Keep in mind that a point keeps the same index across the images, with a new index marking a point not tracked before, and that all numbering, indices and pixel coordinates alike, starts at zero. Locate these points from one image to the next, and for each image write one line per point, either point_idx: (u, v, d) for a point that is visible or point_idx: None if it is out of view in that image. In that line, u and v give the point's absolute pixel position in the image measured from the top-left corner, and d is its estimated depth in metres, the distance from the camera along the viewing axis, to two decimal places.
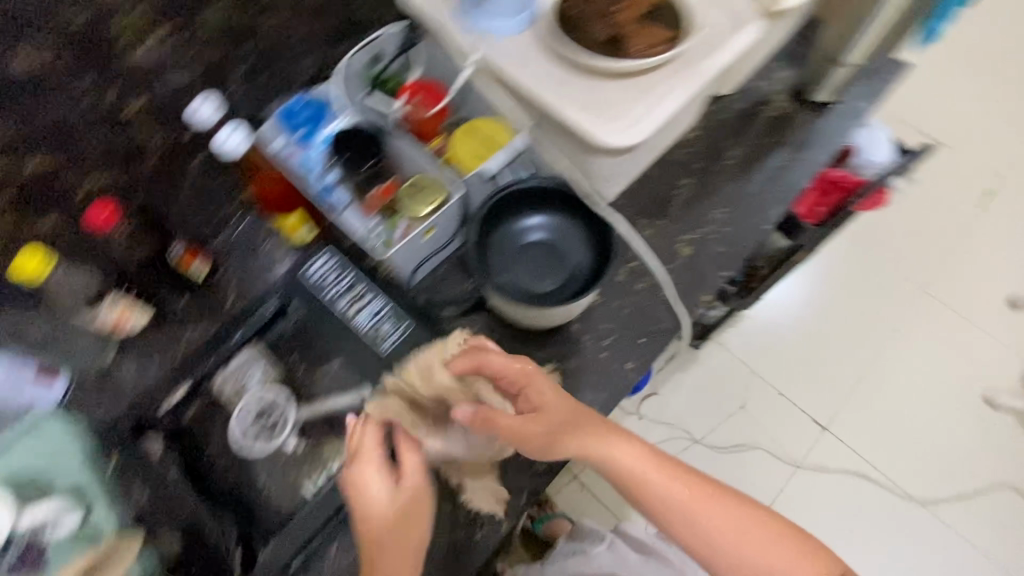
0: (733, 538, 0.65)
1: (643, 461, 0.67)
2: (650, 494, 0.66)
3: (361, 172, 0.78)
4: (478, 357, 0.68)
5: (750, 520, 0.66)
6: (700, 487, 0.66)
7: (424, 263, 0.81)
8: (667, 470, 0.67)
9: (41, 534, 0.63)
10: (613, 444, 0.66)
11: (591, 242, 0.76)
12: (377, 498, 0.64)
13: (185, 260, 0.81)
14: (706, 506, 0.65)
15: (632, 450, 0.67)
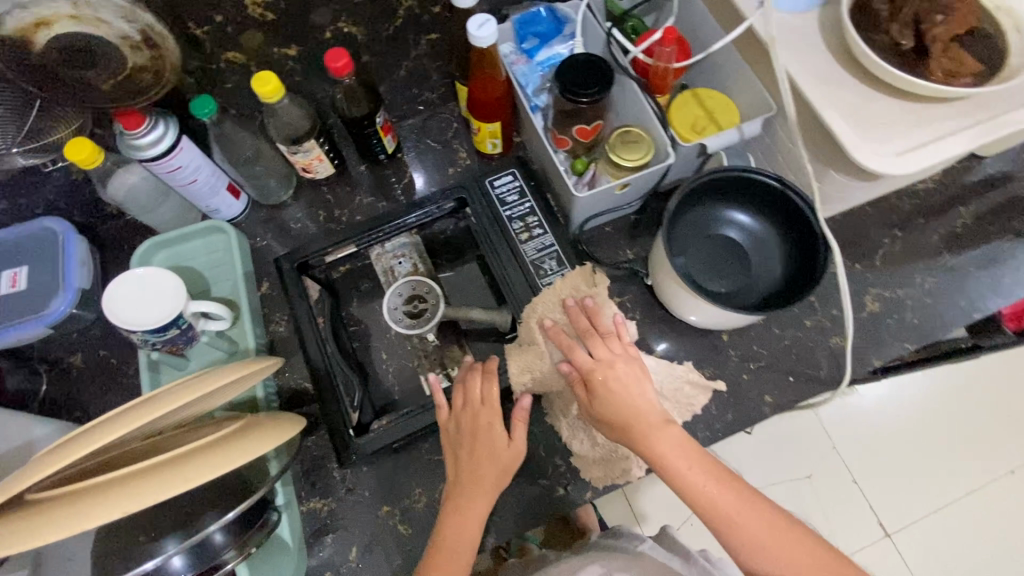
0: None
1: (717, 488, 0.57)
2: (723, 525, 0.56)
3: (578, 102, 0.73)
4: (588, 337, 0.66)
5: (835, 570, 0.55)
6: (779, 523, 0.56)
7: (599, 215, 0.78)
8: (742, 501, 0.57)
9: (198, 322, 0.71)
10: (696, 470, 0.58)
11: (789, 259, 0.69)
12: (460, 446, 0.65)
13: (381, 135, 0.80)
14: (785, 552, 0.55)
15: (710, 477, 0.58)
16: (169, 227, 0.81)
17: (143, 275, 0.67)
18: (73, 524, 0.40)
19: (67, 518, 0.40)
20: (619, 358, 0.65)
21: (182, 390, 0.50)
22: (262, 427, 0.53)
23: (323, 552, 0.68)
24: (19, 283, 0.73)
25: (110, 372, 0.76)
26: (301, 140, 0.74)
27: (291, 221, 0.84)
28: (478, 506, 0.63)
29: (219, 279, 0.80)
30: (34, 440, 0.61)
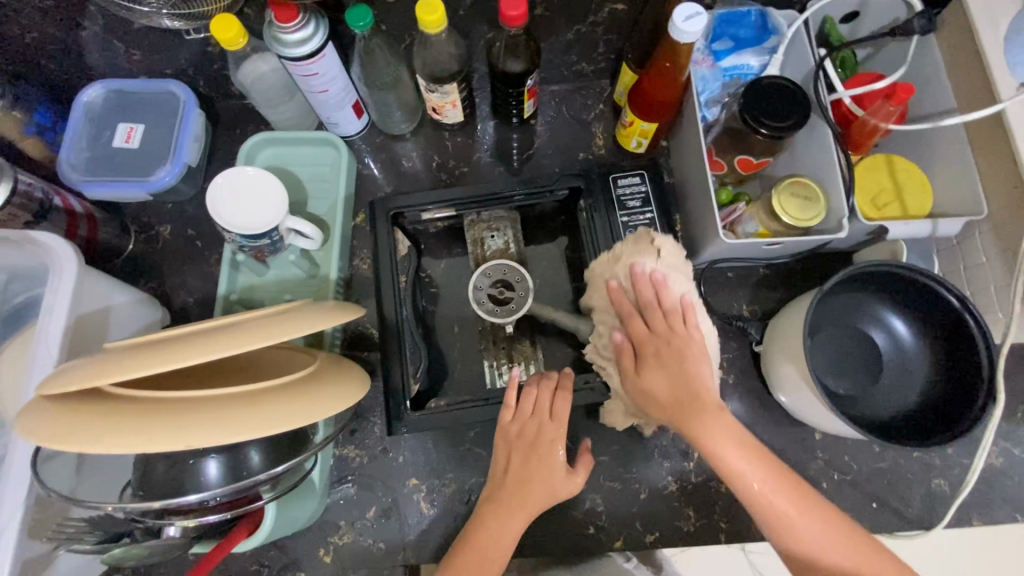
0: (788, 515, 0.50)
1: (708, 414, 0.52)
2: (701, 419, 0.52)
3: (758, 133, 0.63)
4: (638, 316, 0.58)
5: (827, 516, 0.51)
6: (757, 451, 0.52)
7: (729, 260, 0.69)
8: (735, 432, 0.52)
9: (288, 237, 0.68)
10: (690, 399, 0.53)
11: (933, 386, 0.59)
12: (513, 450, 0.59)
13: (523, 99, 0.73)
14: (780, 495, 0.51)
15: (708, 415, 0.52)
16: (284, 126, 0.78)
17: (251, 176, 0.64)
18: (140, 443, 0.40)
19: (134, 434, 0.40)
20: (682, 339, 0.56)
21: (259, 326, 0.47)
22: (329, 378, 0.51)
23: (341, 501, 0.67)
24: (132, 140, 0.72)
25: (192, 253, 0.76)
26: (442, 81, 0.68)
27: (402, 157, 0.80)
28: (520, 518, 0.56)
29: (318, 194, 0.77)
30: (112, 307, 0.61)
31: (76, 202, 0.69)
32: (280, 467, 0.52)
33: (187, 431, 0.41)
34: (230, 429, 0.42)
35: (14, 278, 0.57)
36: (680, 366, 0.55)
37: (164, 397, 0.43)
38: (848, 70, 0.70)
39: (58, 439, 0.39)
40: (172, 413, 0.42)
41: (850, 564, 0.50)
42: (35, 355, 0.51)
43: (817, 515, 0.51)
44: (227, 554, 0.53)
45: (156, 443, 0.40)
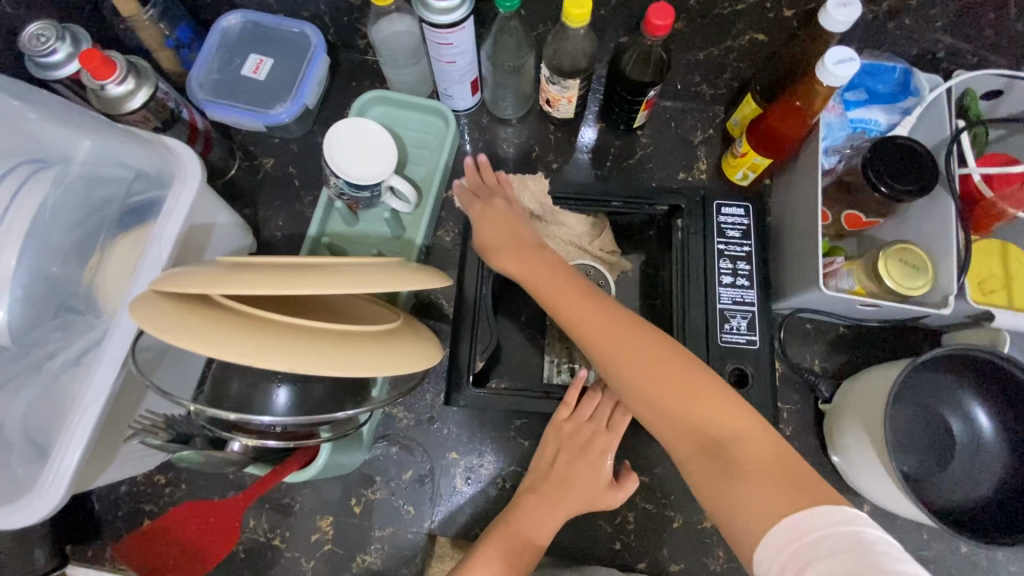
0: (658, 386, 0.51)
1: (570, 296, 0.57)
2: (587, 324, 0.55)
3: (878, 190, 0.62)
4: (490, 198, 0.69)
5: (697, 388, 0.51)
6: (624, 323, 0.54)
7: (812, 312, 0.68)
8: (595, 309, 0.55)
9: (384, 194, 0.70)
10: (554, 282, 0.58)
11: (1008, 487, 0.57)
12: (563, 449, 0.60)
13: (639, 109, 0.73)
14: (654, 373, 0.52)
15: (567, 296, 0.57)
16: (400, 87, 0.80)
17: (372, 132, 0.66)
18: (250, 356, 0.41)
19: (244, 347, 0.41)
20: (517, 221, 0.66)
21: (358, 273, 0.48)
22: (412, 338, 0.52)
23: (381, 457, 0.68)
24: (260, 72, 0.75)
25: (288, 190, 0.79)
26: (566, 75, 0.69)
27: (503, 140, 0.81)
28: (558, 515, 0.57)
29: (417, 160, 0.78)
30: (215, 224, 0.63)
31: (199, 118, 0.72)
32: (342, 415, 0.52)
33: (294, 355, 0.42)
34: (316, 356, 0.42)
35: (138, 177, 0.59)
36: (545, 258, 0.61)
37: (270, 316, 0.44)
38: (979, 149, 0.67)
39: (176, 335, 0.41)
40: (279, 334, 0.43)
41: (727, 438, 0.49)
42: (149, 252, 0.54)
43: (692, 392, 0.51)
44: (277, 482, 0.54)
45: (264, 359, 0.41)
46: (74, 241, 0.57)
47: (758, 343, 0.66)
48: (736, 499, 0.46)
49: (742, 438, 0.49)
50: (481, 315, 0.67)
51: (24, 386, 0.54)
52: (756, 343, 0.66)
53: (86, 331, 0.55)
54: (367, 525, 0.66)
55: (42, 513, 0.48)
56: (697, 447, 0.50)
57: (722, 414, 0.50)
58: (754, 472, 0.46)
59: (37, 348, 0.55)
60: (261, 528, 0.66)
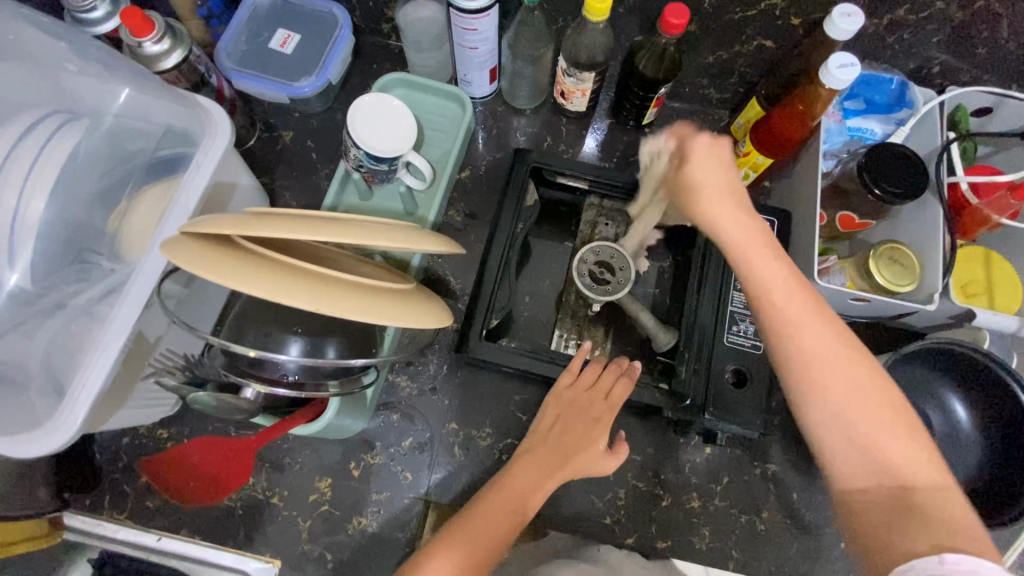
0: (850, 401, 0.46)
1: (786, 285, 0.47)
2: (800, 325, 0.47)
3: (871, 192, 0.65)
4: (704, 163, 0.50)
5: (903, 420, 0.46)
6: (832, 324, 0.47)
7: (813, 307, 0.70)
8: (809, 308, 0.47)
9: (400, 170, 0.72)
10: (762, 258, 0.47)
11: (982, 476, 0.60)
12: (564, 410, 0.63)
13: (649, 105, 0.76)
14: (867, 397, 0.46)
15: (788, 284, 0.47)
16: (420, 72, 0.83)
17: (393, 106, 0.68)
18: (275, 292, 0.43)
19: (270, 283, 0.44)
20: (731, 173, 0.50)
21: (374, 231, 0.51)
22: (421, 299, 0.54)
23: (382, 424, 0.70)
24: (286, 47, 0.77)
25: (305, 163, 0.81)
26: (582, 68, 0.72)
27: (516, 129, 0.84)
28: (556, 475, 0.59)
29: (433, 142, 0.81)
30: (237, 185, 0.65)
31: (226, 86, 0.74)
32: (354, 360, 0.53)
33: (317, 294, 0.44)
34: (313, 297, 0.44)
35: (167, 134, 0.61)
36: (756, 220, 0.49)
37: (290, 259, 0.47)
38: (967, 162, 0.71)
39: (205, 269, 0.43)
40: (300, 276, 0.46)
41: (919, 482, 0.44)
42: (177, 202, 0.56)
43: (890, 422, 0.46)
44: (285, 431, 0.58)
45: (289, 296, 0.43)
46: (100, 190, 0.59)
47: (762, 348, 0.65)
48: (905, 537, 0.42)
49: (939, 484, 0.44)
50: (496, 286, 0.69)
51: (42, 326, 0.55)
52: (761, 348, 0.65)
53: (105, 276, 0.57)
54: (364, 488, 0.68)
55: (53, 446, 0.50)
56: (878, 482, 0.45)
57: (925, 464, 0.45)
58: (952, 537, 0.41)
59: (54, 291, 0.57)
60: (260, 486, 0.67)
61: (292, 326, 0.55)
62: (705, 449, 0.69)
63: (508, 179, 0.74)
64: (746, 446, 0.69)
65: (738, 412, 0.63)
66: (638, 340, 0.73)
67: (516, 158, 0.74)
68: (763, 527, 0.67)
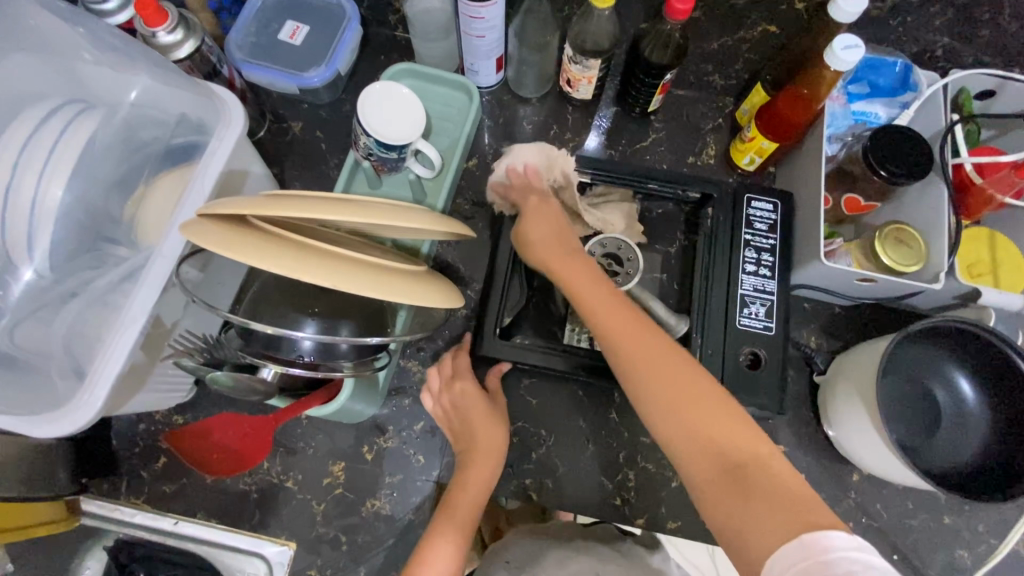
0: (682, 406, 0.51)
1: (616, 310, 0.59)
2: (632, 338, 0.56)
3: (876, 174, 0.66)
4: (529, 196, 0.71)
5: (731, 422, 0.50)
6: (656, 341, 0.56)
7: (817, 290, 0.71)
8: (636, 329, 0.57)
9: (409, 159, 0.73)
10: (612, 308, 0.59)
11: (989, 452, 0.61)
12: (451, 413, 0.66)
13: (655, 92, 0.77)
14: (688, 393, 0.52)
15: (613, 308, 0.59)
16: (427, 62, 0.83)
17: (403, 95, 0.69)
18: (298, 270, 0.47)
19: (293, 262, 0.47)
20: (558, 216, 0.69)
21: (383, 211, 0.53)
22: (432, 279, 0.56)
23: (394, 408, 0.70)
24: (296, 38, 0.78)
25: (314, 153, 0.81)
26: (588, 55, 0.73)
27: (522, 118, 0.85)
28: (493, 463, 0.63)
29: (441, 131, 0.82)
30: (250, 173, 0.66)
31: (237, 78, 0.75)
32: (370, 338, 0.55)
33: (331, 269, 0.48)
34: (324, 272, 0.47)
35: (180, 123, 0.62)
36: (590, 271, 0.63)
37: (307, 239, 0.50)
38: (971, 143, 0.71)
39: (231, 250, 0.46)
40: (318, 254, 0.49)
41: (756, 466, 0.47)
42: (191, 188, 0.57)
43: (725, 423, 0.50)
44: (304, 412, 0.60)
45: (311, 274, 0.47)
46: (117, 177, 0.60)
47: (774, 330, 0.66)
48: (754, 531, 0.44)
49: (775, 471, 0.47)
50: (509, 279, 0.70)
51: (59, 311, 0.56)
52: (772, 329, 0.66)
53: (121, 261, 0.57)
54: (377, 472, 0.68)
55: (73, 427, 0.50)
56: (728, 478, 0.47)
57: (759, 448, 0.49)
58: (783, 505, 0.44)
59: (72, 277, 0.57)
60: (274, 470, 0.68)
61: (310, 309, 0.57)
62: None
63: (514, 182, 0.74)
64: None
65: (753, 390, 0.64)
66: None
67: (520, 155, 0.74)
68: None
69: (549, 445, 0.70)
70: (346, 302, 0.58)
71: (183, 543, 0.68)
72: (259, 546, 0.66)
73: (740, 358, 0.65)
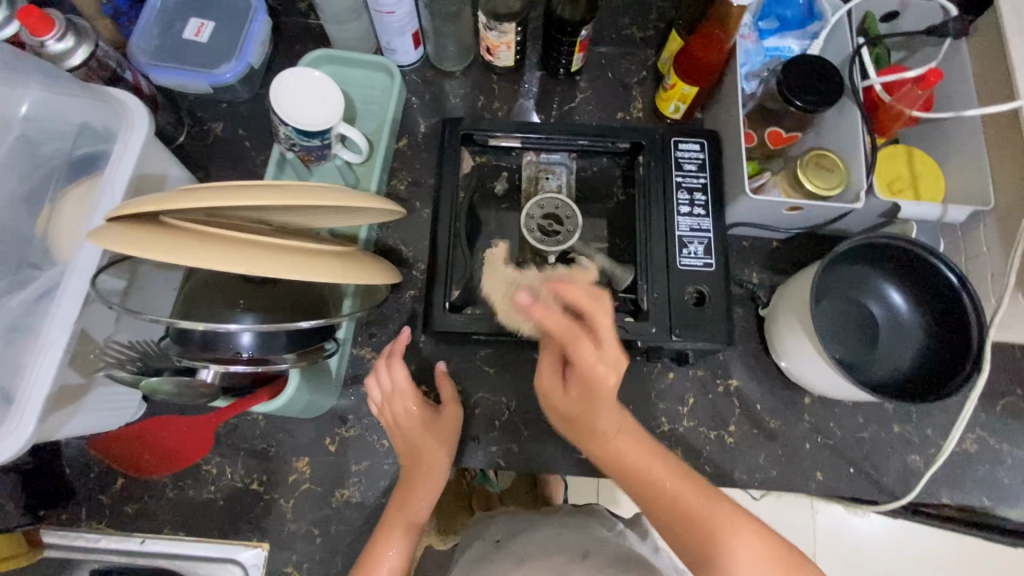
0: (681, 535, 0.53)
1: (644, 463, 0.56)
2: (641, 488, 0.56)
3: (791, 105, 0.67)
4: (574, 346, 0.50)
5: (720, 535, 0.51)
6: (661, 473, 0.56)
7: (751, 226, 0.72)
8: (661, 473, 0.56)
9: (335, 145, 0.72)
10: (633, 452, 0.56)
11: (924, 357, 0.64)
12: (394, 427, 0.66)
13: (574, 50, 0.77)
14: (689, 506, 0.54)
15: (637, 451, 0.57)
16: (345, 45, 0.82)
17: (316, 79, 0.68)
18: (205, 261, 0.46)
19: (200, 254, 0.46)
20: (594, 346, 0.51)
21: (299, 195, 0.52)
22: (360, 261, 0.56)
23: (352, 398, 0.70)
24: (201, 35, 0.76)
25: (239, 152, 0.79)
26: (502, 19, 0.73)
27: (449, 93, 0.84)
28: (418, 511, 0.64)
29: (367, 115, 0.81)
30: (167, 177, 0.65)
31: (144, 82, 0.73)
32: (308, 323, 0.55)
33: (249, 256, 0.48)
34: (239, 260, 0.47)
35: (83, 132, 0.60)
36: (633, 434, 0.58)
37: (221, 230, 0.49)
38: (882, 66, 0.73)
39: (136, 247, 0.45)
40: (231, 244, 0.48)
41: None
42: (101, 193, 0.55)
43: (713, 531, 0.52)
44: (249, 410, 0.58)
45: (222, 263, 0.46)
46: (22, 193, 0.57)
47: (715, 266, 0.67)
48: None
49: None
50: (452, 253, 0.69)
51: None
52: (712, 267, 0.67)
53: (37, 280, 0.56)
54: (343, 461, 0.68)
55: (6, 455, 0.49)
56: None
57: (749, 544, 0.51)
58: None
59: None
60: (237, 475, 0.68)
61: (242, 304, 0.56)
62: (668, 375, 0.72)
63: (441, 150, 0.72)
64: (706, 367, 0.72)
65: (702, 328, 0.65)
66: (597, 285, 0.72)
67: (447, 124, 0.73)
68: (731, 440, 0.70)
69: (512, 410, 0.71)
70: (278, 294, 0.57)
71: (155, 559, 0.68)
72: (231, 553, 0.67)
73: (686, 298, 0.65)
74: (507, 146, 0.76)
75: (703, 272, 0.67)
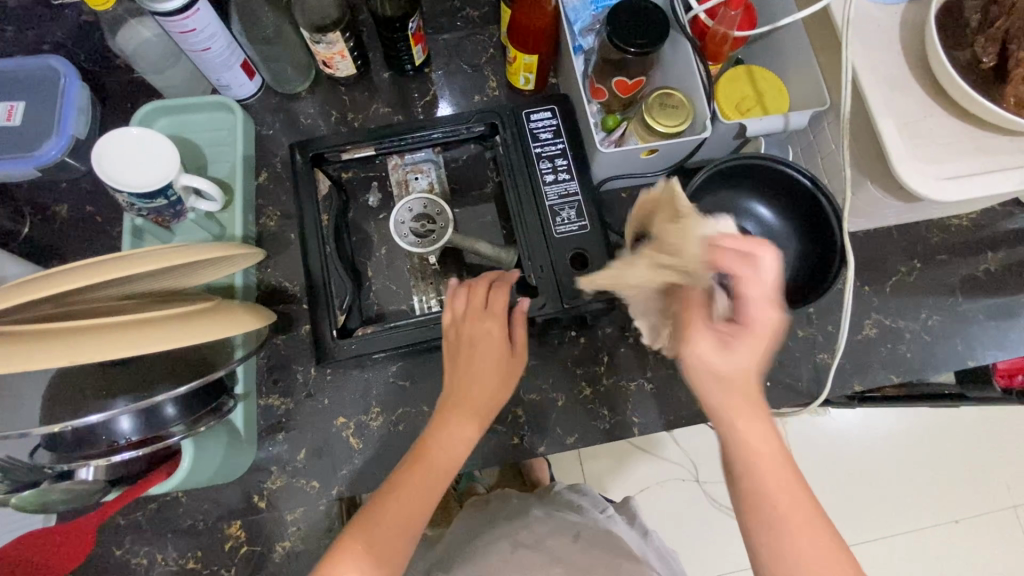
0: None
1: (780, 476, 0.47)
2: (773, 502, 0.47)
3: (623, 53, 0.67)
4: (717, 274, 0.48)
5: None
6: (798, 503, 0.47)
7: (620, 178, 0.74)
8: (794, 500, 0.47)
9: (188, 199, 0.69)
10: (767, 452, 0.47)
11: (803, 263, 0.66)
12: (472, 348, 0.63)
13: (410, 44, 0.75)
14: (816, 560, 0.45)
15: (796, 507, 0.47)
16: (175, 93, 0.78)
17: (136, 134, 0.64)
18: (11, 366, 0.42)
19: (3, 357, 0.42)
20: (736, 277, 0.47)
21: (118, 265, 0.48)
22: (215, 315, 0.53)
23: (272, 448, 0.68)
24: (14, 117, 0.71)
25: (92, 229, 0.75)
26: (325, 30, 0.70)
27: (300, 115, 0.81)
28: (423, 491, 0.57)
29: (218, 157, 0.77)
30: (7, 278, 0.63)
31: None
32: (182, 387, 0.52)
33: (62, 346, 0.43)
34: (50, 354, 0.43)
35: None
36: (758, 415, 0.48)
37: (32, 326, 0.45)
38: None
39: None
40: (47, 337, 0.44)
41: None
42: None
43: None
44: (146, 494, 0.55)
45: (39, 361, 0.42)
46: None
47: (590, 226, 0.68)
48: None
49: None
50: (333, 276, 0.67)
51: None
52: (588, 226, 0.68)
53: None
54: (277, 514, 0.66)
55: None
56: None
57: None
58: None
59: None
60: (171, 557, 0.65)
61: (105, 392, 0.53)
62: (579, 340, 0.73)
63: (295, 176, 0.70)
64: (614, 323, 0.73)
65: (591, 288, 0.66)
66: (493, 270, 0.74)
67: (294, 149, 0.71)
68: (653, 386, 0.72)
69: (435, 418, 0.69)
70: (142, 370, 0.54)
71: None
72: None
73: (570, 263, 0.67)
74: (364, 157, 0.74)
75: (580, 234, 0.68)
